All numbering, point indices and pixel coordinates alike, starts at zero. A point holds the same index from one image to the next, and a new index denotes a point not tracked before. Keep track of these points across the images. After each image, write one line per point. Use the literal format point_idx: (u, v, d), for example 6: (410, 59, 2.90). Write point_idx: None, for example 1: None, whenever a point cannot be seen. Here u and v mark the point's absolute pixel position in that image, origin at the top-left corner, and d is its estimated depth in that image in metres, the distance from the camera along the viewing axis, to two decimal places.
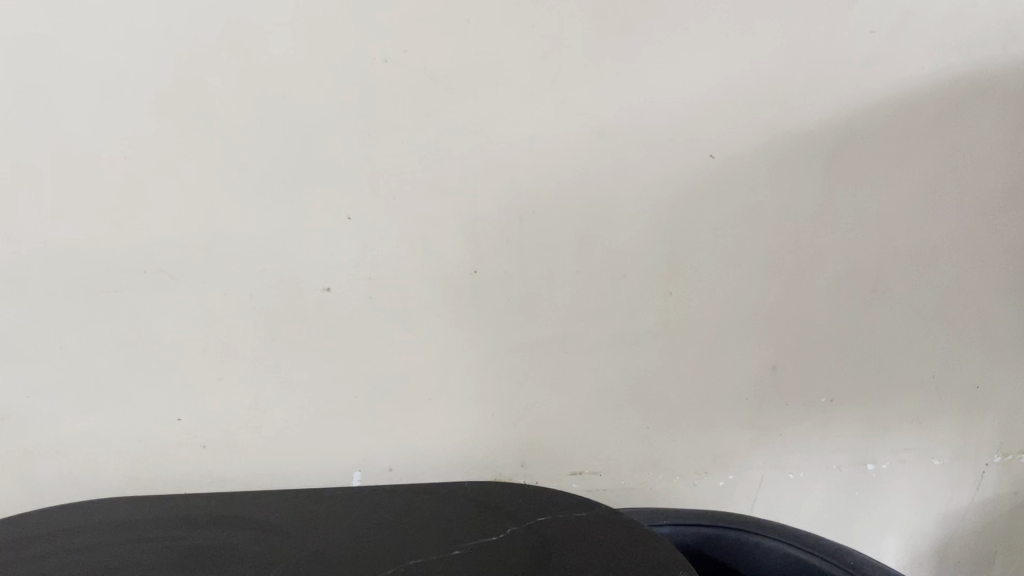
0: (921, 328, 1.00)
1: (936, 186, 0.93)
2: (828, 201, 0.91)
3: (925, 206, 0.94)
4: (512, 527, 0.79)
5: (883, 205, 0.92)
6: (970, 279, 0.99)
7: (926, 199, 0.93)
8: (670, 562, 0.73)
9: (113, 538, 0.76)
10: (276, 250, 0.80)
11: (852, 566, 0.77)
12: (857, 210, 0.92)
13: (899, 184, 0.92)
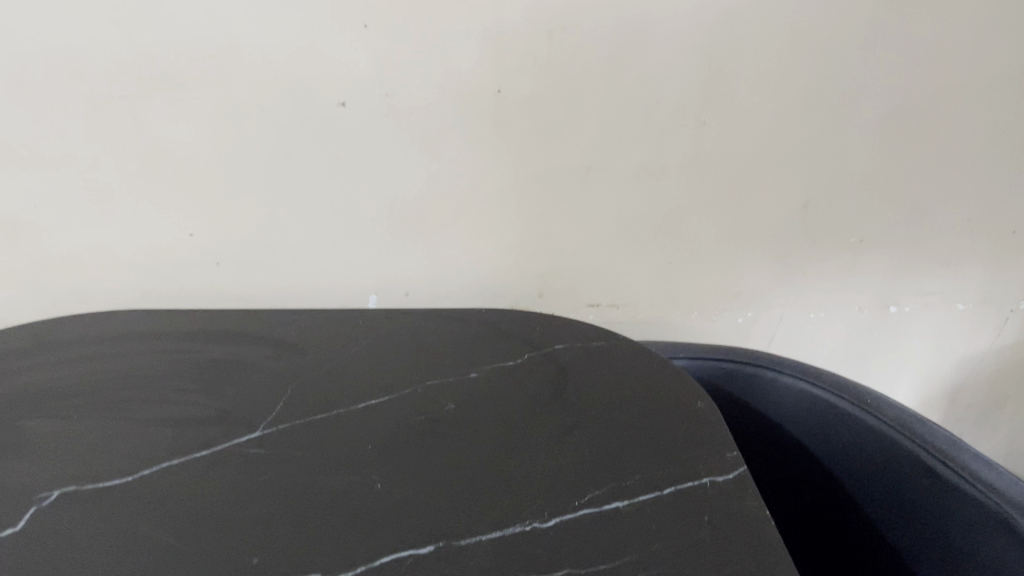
0: (964, 169, 0.95)
1: (1003, 13, 0.84)
2: (882, 26, 0.83)
3: (988, 35, 0.86)
4: (527, 354, 0.79)
5: (942, 32, 0.85)
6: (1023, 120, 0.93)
7: (991, 27, 0.85)
8: (685, 394, 0.72)
9: (132, 349, 0.77)
10: (288, 60, 0.75)
11: (869, 405, 0.76)
12: (914, 38, 0.85)
13: (963, 10, 0.84)
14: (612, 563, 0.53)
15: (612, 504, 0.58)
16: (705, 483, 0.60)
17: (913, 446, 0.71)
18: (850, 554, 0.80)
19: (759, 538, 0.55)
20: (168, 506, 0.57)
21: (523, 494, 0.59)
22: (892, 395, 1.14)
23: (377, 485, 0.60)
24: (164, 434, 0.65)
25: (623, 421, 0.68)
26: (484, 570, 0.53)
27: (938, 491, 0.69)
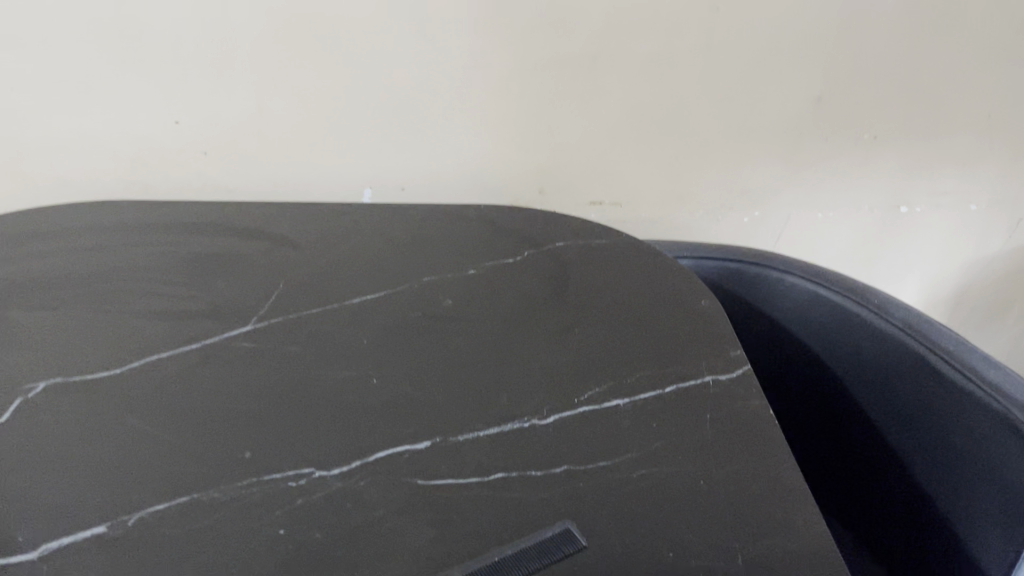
0: (988, 64, 0.91)
1: None
2: None
3: None
4: (527, 250, 0.77)
5: None
6: None
7: None
8: (688, 292, 0.70)
9: (118, 240, 0.74)
10: None
11: (876, 306, 0.74)
12: None
13: None
14: (612, 460, 0.52)
15: (612, 402, 0.57)
16: (707, 381, 0.59)
17: (918, 346, 0.70)
18: (847, 454, 0.80)
19: (760, 436, 0.54)
20: (158, 400, 0.56)
21: (521, 392, 0.58)
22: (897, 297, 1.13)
23: (372, 380, 0.59)
24: (154, 327, 0.63)
25: (624, 319, 0.66)
26: (482, 467, 0.52)
27: (941, 391, 0.68)
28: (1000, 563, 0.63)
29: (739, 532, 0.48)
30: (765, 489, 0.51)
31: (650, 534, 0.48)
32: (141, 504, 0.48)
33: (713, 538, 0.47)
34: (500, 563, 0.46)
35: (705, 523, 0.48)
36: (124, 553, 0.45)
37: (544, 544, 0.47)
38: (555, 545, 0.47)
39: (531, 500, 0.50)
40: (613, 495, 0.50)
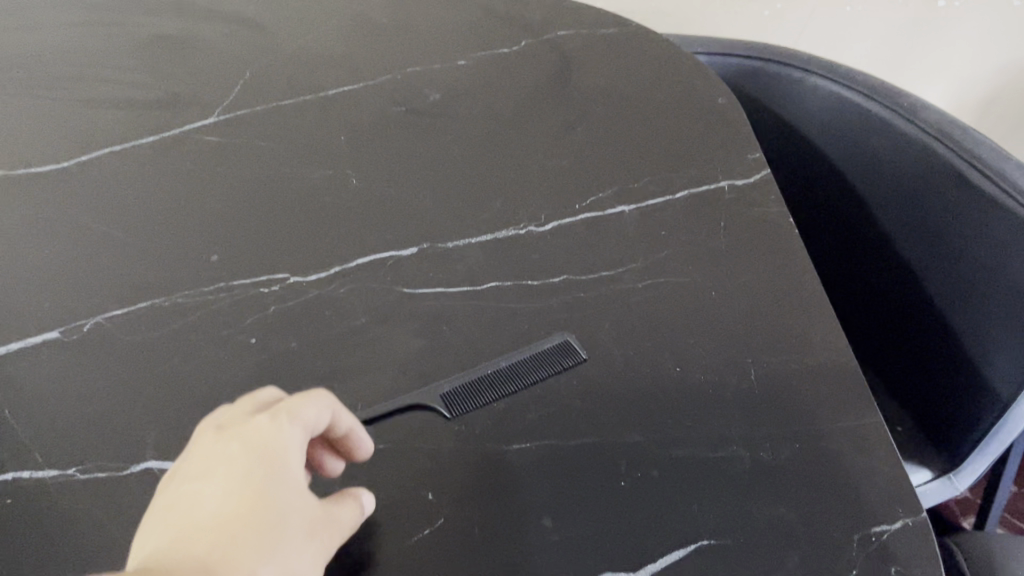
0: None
1: None
2: None
3: None
4: (524, 36, 0.67)
5: None
6: None
7: None
8: (705, 86, 0.62)
9: (62, 19, 0.66)
10: None
11: (906, 110, 0.66)
12: None
13: None
14: (616, 271, 0.48)
15: (617, 209, 0.52)
16: (722, 186, 0.53)
17: (949, 155, 0.63)
18: (860, 266, 0.76)
19: (780, 245, 0.49)
20: (116, 199, 0.51)
21: (517, 197, 0.52)
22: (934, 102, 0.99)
23: (351, 181, 0.53)
24: (105, 117, 0.56)
25: (633, 116, 0.59)
26: (474, 277, 0.47)
27: (968, 201, 0.62)
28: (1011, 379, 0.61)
29: (753, 347, 0.44)
30: (782, 302, 0.46)
31: (657, 349, 0.44)
32: (99, 308, 0.44)
33: (724, 353, 0.44)
34: (502, 378, 0.42)
35: (717, 336, 0.44)
36: (85, 361, 0.42)
37: (546, 357, 0.43)
38: (558, 359, 0.43)
39: (527, 313, 0.45)
40: (616, 308, 0.46)
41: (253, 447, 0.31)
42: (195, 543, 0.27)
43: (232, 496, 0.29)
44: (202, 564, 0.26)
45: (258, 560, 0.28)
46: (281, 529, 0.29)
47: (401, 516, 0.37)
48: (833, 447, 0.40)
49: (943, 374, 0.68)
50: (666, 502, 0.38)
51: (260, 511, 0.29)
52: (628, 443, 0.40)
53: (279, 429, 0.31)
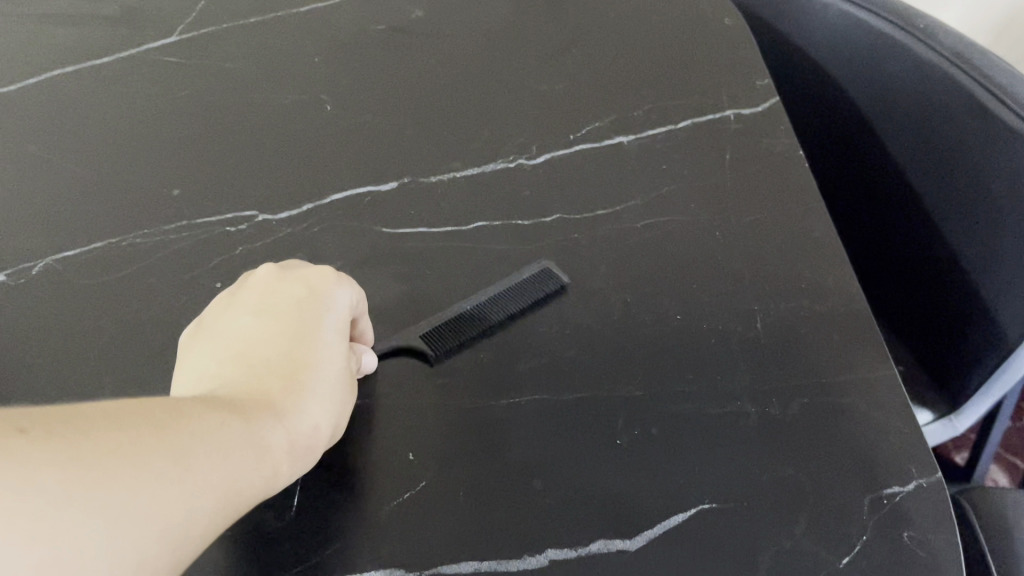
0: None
1: None
2: None
3: None
4: None
5: None
6: None
7: None
8: (712, 4, 0.57)
9: None
10: None
11: (921, 32, 0.61)
12: None
13: None
14: (612, 210, 0.44)
15: (613, 141, 0.48)
16: (728, 116, 0.49)
17: (964, 80, 0.58)
18: (867, 198, 0.72)
19: (789, 181, 0.46)
20: (68, 127, 0.46)
21: (506, 128, 0.48)
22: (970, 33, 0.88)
23: (325, 108, 0.49)
24: (54, 33, 0.52)
25: (632, 38, 0.55)
26: (459, 216, 0.44)
27: (984, 131, 0.57)
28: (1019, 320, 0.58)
29: (760, 293, 0.41)
30: (792, 243, 0.43)
31: (656, 296, 0.41)
32: (49, 249, 0.41)
33: (729, 300, 0.41)
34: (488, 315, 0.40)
35: (719, 282, 0.41)
36: (34, 307, 0.39)
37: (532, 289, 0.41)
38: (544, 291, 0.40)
39: (516, 257, 0.42)
40: (613, 250, 0.42)
41: (309, 300, 0.35)
42: (265, 378, 0.31)
43: (291, 342, 0.33)
44: (271, 398, 0.30)
45: (319, 402, 0.32)
46: (337, 373, 0.33)
47: (380, 479, 0.35)
48: (845, 402, 0.37)
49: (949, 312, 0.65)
50: (664, 462, 0.35)
51: (319, 356, 0.33)
52: (624, 398, 0.37)
53: (333, 288, 0.36)
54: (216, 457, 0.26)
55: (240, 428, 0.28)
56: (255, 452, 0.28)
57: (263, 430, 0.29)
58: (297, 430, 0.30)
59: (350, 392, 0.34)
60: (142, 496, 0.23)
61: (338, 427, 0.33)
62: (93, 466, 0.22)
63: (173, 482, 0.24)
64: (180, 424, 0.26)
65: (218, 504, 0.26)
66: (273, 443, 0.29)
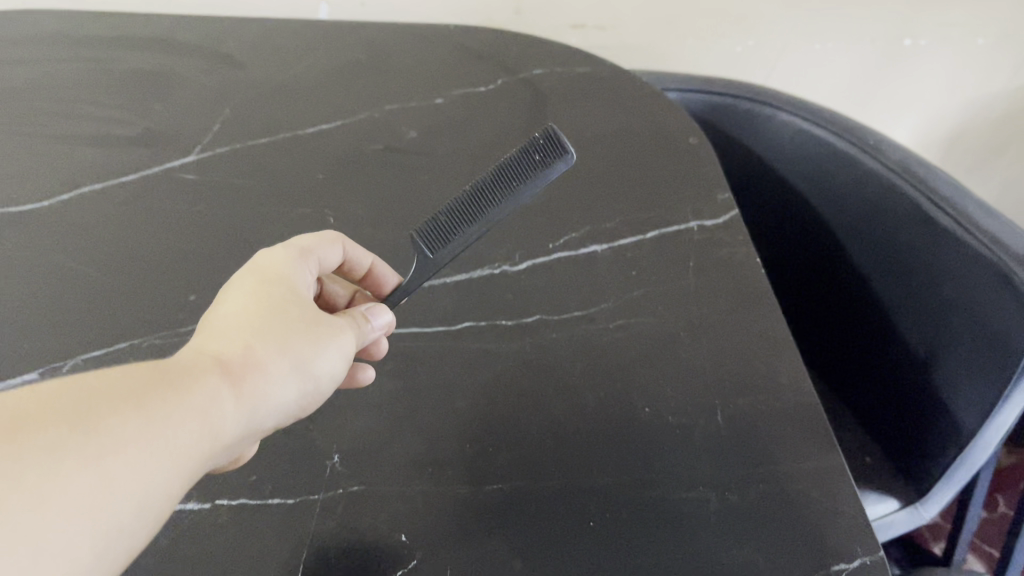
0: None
1: None
2: None
3: None
4: (501, 76, 0.68)
5: None
6: None
7: None
8: (678, 125, 0.64)
9: (44, 54, 0.67)
10: None
11: (872, 146, 0.68)
12: None
13: None
14: (587, 311, 0.49)
15: (589, 249, 0.53)
16: (691, 227, 0.54)
17: (912, 191, 0.64)
18: (830, 292, 0.78)
19: (746, 285, 0.51)
20: (93, 240, 0.51)
21: (491, 237, 0.53)
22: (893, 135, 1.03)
23: (328, 220, 0.54)
24: (84, 154, 0.57)
25: (605, 155, 0.61)
26: (449, 318, 0.48)
27: (932, 239, 0.63)
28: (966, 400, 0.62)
29: (720, 388, 0.45)
30: (749, 341, 0.47)
31: (627, 391, 0.45)
32: (73, 351, 0.45)
33: (694, 395, 0.45)
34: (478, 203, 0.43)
35: (686, 379, 0.45)
36: None
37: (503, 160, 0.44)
38: (532, 148, 0.44)
39: (502, 355, 0.46)
40: (588, 348, 0.47)
41: (273, 273, 0.36)
42: (220, 336, 0.31)
43: (247, 299, 0.33)
44: (230, 358, 0.30)
45: (286, 353, 0.32)
46: (299, 318, 0.34)
47: (375, 560, 0.38)
48: (798, 487, 0.41)
49: (903, 392, 0.70)
50: (635, 543, 0.39)
51: (276, 308, 0.34)
52: (599, 485, 0.41)
53: (288, 257, 0.37)
54: (170, 422, 0.26)
55: (191, 387, 0.28)
56: (214, 417, 0.28)
57: (221, 390, 0.29)
58: (257, 384, 0.31)
59: (322, 333, 0.34)
60: (88, 482, 0.23)
61: (311, 373, 0.33)
62: (26, 456, 0.22)
63: (119, 455, 0.24)
64: (125, 392, 0.26)
65: (171, 477, 0.26)
66: (231, 405, 0.29)
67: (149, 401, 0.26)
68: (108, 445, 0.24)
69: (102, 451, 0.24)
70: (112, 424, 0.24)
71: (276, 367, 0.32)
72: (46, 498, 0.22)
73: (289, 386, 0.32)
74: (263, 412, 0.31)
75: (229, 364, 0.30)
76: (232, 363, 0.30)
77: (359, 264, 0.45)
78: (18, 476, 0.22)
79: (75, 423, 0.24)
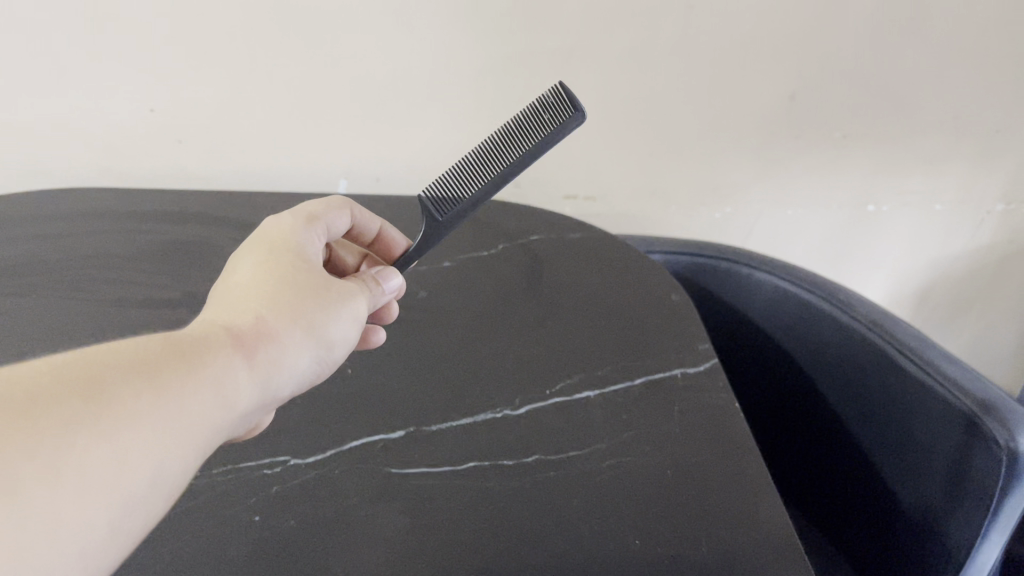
0: (960, 51, 0.84)
1: None
2: None
3: None
4: (501, 241, 0.78)
5: None
6: None
7: None
8: (661, 284, 0.71)
9: (94, 227, 0.75)
10: None
11: (842, 301, 0.74)
12: None
13: None
14: (582, 451, 0.53)
15: (582, 393, 0.58)
16: (675, 374, 0.60)
17: (881, 341, 0.70)
18: (808, 431, 0.82)
19: (726, 427, 0.56)
20: None
21: (495, 385, 0.59)
22: (866, 292, 1.11)
23: (347, 372, 0.60)
24: (128, 314, 0.64)
25: (595, 309, 0.68)
26: (455, 458, 0.52)
27: (902, 384, 0.68)
28: (931, 515, 0.66)
29: (704, 520, 0.49)
30: (730, 478, 0.52)
31: (620, 524, 0.49)
32: None
33: (680, 530, 0.48)
34: (492, 160, 0.54)
35: (672, 513, 0.49)
36: None
37: (517, 118, 0.54)
38: (546, 109, 0.52)
39: (503, 490, 0.50)
40: (583, 485, 0.51)
41: (286, 245, 0.45)
42: (238, 313, 0.39)
43: (259, 276, 0.42)
44: (246, 333, 0.38)
45: (294, 324, 0.40)
46: (303, 288, 0.42)
47: None
48: None
49: (885, 526, 0.73)
50: None
51: (282, 282, 0.42)
52: None
53: (295, 227, 0.47)
54: (192, 381, 0.33)
55: (206, 361, 0.34)
56: (226, 386, 0.35)
57: (234, 361, 0.36)
58: (265, 356, 0.38)
59: (323, 300, 0.42)
60: (111, 442, 0.29)
61: (319, 335, 0.42)
62: (58, 424, 0.27)
63: (138, 418, 0.30)
64: (147, 366, 0.32)
65: (184, 439, 0.32)
66: (244, 370, 0.36)
67: (166, 373, 0.32)
68: (128, 413, 0.30)
69: (123, 420, 0.29)
70: (131, 394, 0.30)
71: (282, 337, 0.39)
72: (76, 458, 0.27)
73: (295, 351, 0.40)
74: (273, 377, 0.39)
75: (242, 339, 0.37)
76: (245, 338, 0.38)
77: (368, 229, 0.57)
78: (53, 441, 0.27)
79: (99, 395, 0.29)
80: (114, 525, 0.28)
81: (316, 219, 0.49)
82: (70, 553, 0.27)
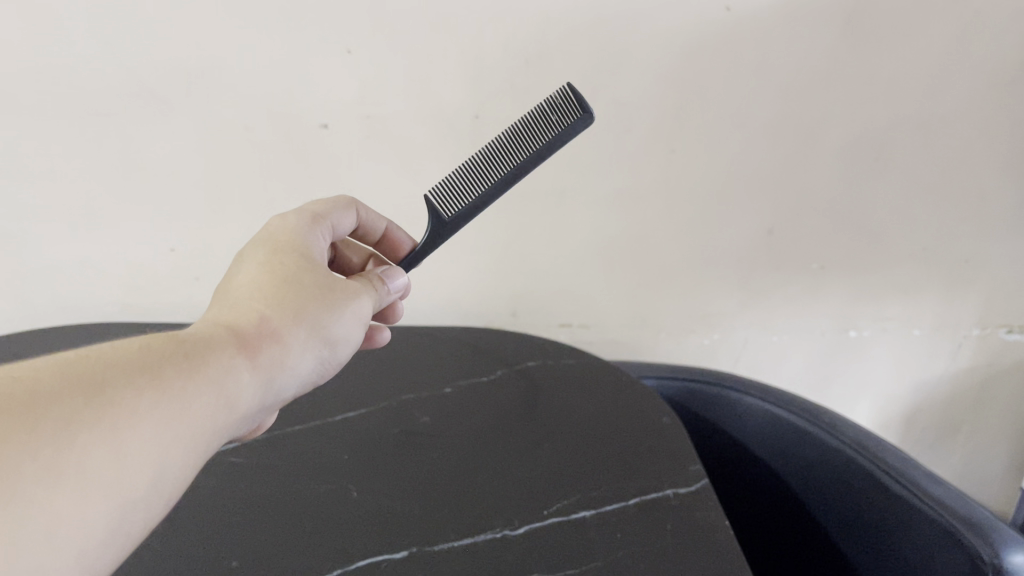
0: (923, 188, 0.91)
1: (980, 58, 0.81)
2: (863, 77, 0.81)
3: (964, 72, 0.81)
4: (499, 367, 0.82)
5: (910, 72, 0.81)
6: (985, 165, 0.89)
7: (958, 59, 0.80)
8: (652, 407, 0.75)
9: None
10: (260, 77, 0.75)
11: (828, 424, 0.78)
12: (887, 81, 0.81)
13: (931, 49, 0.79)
14: (579, 568, 0.55)
15: (578, 513, 0.61)
16: (668, 494, 0.63)
17: (866, 460, 0.72)
18: (800, 551, 0.83)
19: (718, 548, 0.57)
20: None
21: (494, 506, 0.61)
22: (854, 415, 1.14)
23: (352, 495, 0.62)
24: None
25: (589, 433, 0.71)
26: None
27: (887, 502, 0.70)
28: None
29: None
30: None
31: None
32: None
33: None
34: (502, 158, 0.59)
35: None
36: None
37: (525, 119, 0.59)
38: (551, 112, 0.57)
39: None
40: None
41: (292, 245, 0.49)
42: (243, 315, 0.43)
43: (264, 280, 0.46)
44: (249, 335, 0.42)
45: (296, 324, 0.44)
46: (307, 289, 0.46)
47: None
48: None
49: None
50: None
51: (286, 282, 0.46)
52: None
53: (300, 227, 0.52)
54: (194, 380, 0.36)
55: (207, 361, 0.38)
56: (227, 386, 0.38)
57: (236, 363, 0.39)
58: (266, 356, 0.42)
59: (327, 300, 0.47)
60: (111, 438, 0.31)
61: (321, 332, 0.46)
62: (62, 422, 0.30)
63: (138, 415, 0.32)
64: (150, 366, 0.35)
65: (184, 435, 0.35)
66: (247, 370, 0.40)
67: (167, 371, 0.35)
68: (130, 412, 0.32)
69: (124, 419, 0.32)
70: (133, 393, 0.33)
71: (283, 340, 0.43)
72: (81, 455, 0.30)
73: (296, 351, 0.44)
74: (274, 373, 0.42)
75: (245, 342, 0.41)
76: (247, 341, 0.41)
77: (375, 229, 0.65)
78: (60, 438, 0.29)
79: (102, 394, 0.32)
80: (117, 518, 0.31)
81: (321, 219, 0.55)
82: (74, 548, 0.29)
